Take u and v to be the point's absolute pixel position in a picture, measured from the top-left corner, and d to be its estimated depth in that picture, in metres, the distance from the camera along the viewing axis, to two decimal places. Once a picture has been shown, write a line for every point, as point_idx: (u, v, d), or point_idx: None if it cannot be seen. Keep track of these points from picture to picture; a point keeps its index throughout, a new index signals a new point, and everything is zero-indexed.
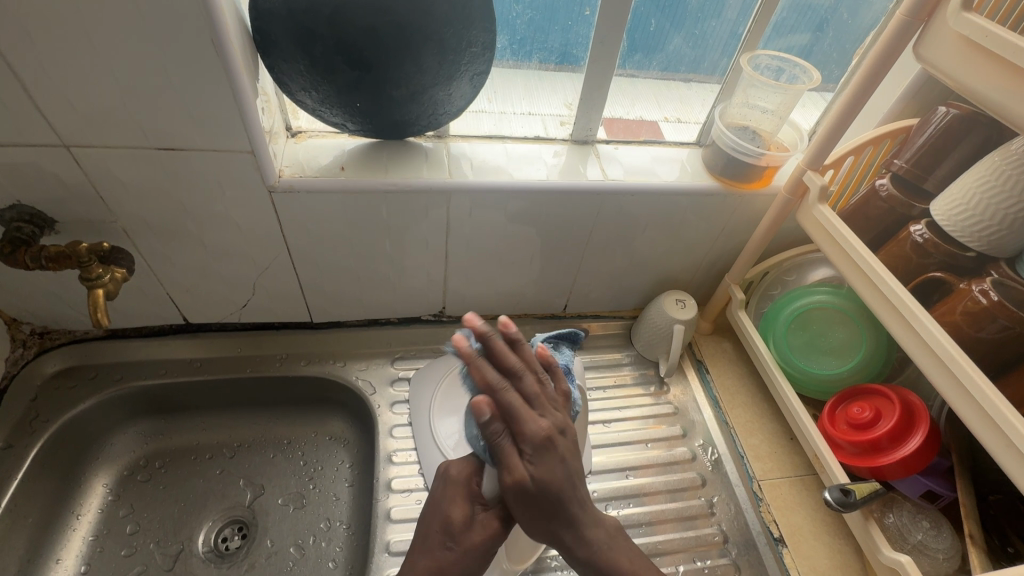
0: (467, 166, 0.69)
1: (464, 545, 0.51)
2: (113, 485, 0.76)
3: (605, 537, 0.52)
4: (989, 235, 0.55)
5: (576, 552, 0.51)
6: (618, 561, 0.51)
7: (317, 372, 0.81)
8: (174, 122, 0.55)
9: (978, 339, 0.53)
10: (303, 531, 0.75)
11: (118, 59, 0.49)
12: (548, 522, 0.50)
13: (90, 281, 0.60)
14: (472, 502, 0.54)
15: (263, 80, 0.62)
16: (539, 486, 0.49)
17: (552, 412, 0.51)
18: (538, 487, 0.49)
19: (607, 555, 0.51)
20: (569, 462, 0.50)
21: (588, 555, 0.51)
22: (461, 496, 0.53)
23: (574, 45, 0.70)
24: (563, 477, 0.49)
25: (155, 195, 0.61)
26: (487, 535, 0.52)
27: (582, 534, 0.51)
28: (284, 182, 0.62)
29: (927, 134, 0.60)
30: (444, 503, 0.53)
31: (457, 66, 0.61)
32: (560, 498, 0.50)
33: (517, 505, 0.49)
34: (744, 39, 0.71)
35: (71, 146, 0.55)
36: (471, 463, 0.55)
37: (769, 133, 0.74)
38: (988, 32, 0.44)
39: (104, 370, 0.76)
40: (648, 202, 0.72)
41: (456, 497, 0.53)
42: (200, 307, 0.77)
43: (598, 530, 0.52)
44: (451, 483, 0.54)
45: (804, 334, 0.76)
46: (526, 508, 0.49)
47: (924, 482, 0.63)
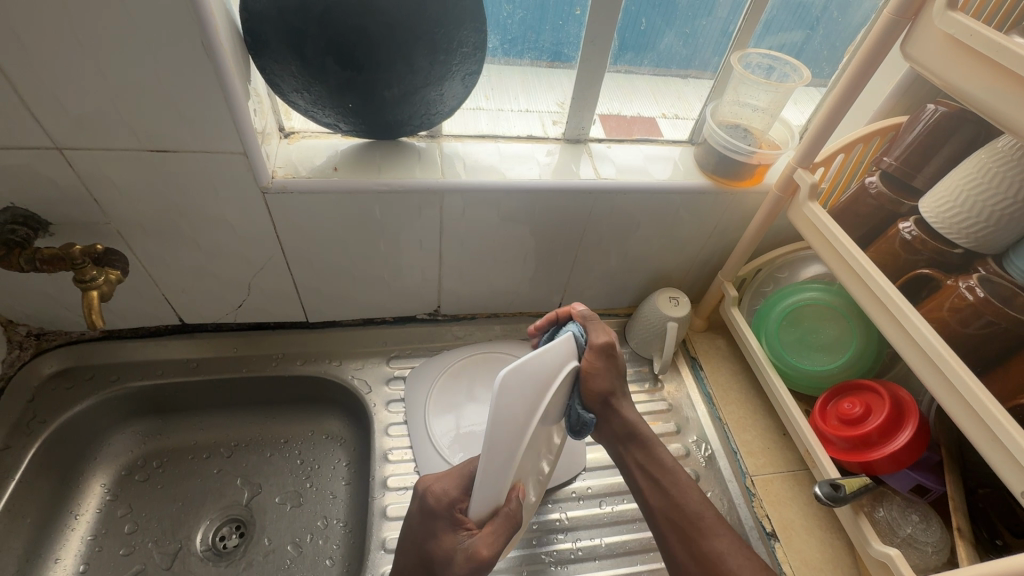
0: (460, 166, 0.69)
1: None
2: (111, 485, 0.76)
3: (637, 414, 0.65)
4: (976, 232, 0.55)
5: (614, 417, 0.64)
6: (642, 431, 0.64)
7: (312, 372, 0.82)
8: (167, 124, 0.55)
9: (963, 335, 0.53)
10: (300, 529, 0.76)
11: (109, 62, 0.49)
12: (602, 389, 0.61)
13: (85, 282, 0.60)
14: (456, 529, 0.56)
15: (255, 82, 0.62)
16: (608, 361, 0.61)
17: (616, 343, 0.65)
18: (601, 370, 0.61)
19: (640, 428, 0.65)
20: (619, 364, 0.63)
21: (632, 422, 0.64)
22: (445, 526, 0.56)
23: (566, 44, 0.70)
24: (618, 372, 0.63)
25: (149, 197, 0.62)
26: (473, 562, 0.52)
27: (624, 407, 0.64)
28: (277, 182, 0.63)
29: (916, 131, 0.60)
30: (426, 537, 0.57)
31: (448, 66, 0.61)
32: (606, 398, 0.61)
33: (592, 370, 0.60)
34: (735, 37, 0.71)
35: (64, 149, 0.55)
36: (450, 488, 0.59)
37: (760, 130, 0.74)
38: (973, 31, 0.44)
39: (101, 371, 0.77)
40: (640, 200, 0.73)
41: (443, 528, 0.56)
42: (196, 307, 0.77)
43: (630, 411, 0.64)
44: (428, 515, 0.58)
45: (796, 330, 0.76)
46: (589, 388, 0.58)
47: (914, 476, 0.64)
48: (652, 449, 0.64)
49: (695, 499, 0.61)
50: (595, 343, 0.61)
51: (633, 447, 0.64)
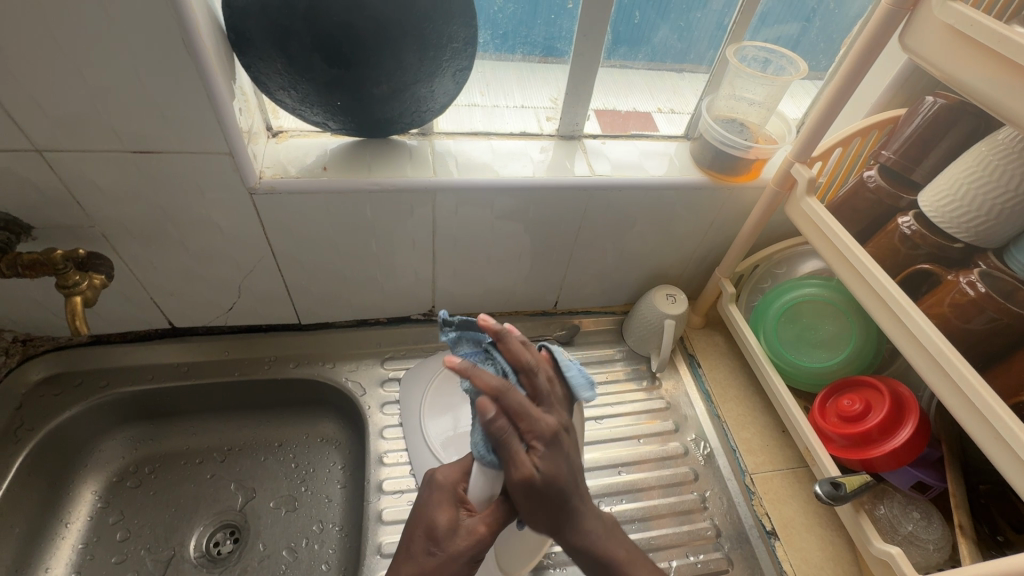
0: (453, 163, 0.68)
1: (448, 551, 0.47)
2: (102, 492, 0.75)
3: (603, 529, 0.49)
4: (976, 226, 0.54)
5: (570, 543, 0.48)
6: (616, 553, 0.49)
7: (306, 374, 0.80)
8: (150, 124, 0.54)
9: (966, 330, 0.53)
10: (296, 534, 0.75)
11: (87, 61, 0.48)
12: (551, 511, 0.47)
13: (67, 288, 0.59)
14: (460, 506, 0.51)
15: (241, 80, 0.61)
16: (547, 480, 0.46)
17: (558, 414, 0.49)
18: (547, 481, 0.46)
19: (602, 546, 0.49)
20: (574, 456, 0.49)
21: (580, 544, 0.48)
22: (448, 501, 0.50)
23: (559, 39, 0.69)
24: (570, 473, 0.47)
25: (134, 199, 0.60)
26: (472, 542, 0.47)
27: (581, 525, 0.48)
28: (265, 183, 0.61)
29: (914, 125, 0.59)
30: (430, 508, 0.50)
31: (438, 62, 0.60)
32: (564, 494, 0.47)
33: (528, 501, 0.46)
34: (730, 30, 0.70)
35: (44, 152, 0.54)
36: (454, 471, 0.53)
37: (757, 125, 0.73)
38: (974, 21, 0.43)
39: (90, 377, 0.76)
40: (636, 196, 0.72)
41: (443, 501, 0.50)
42: (185, 311, 0.76)
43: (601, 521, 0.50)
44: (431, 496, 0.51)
45: (794, 327, 0.76)
46: (534, 505, 0.46)
47: (915, 473, 0.63)
48: (621, 572, 0.48)
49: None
50: (542, 425, 0.47)
51: (567, 533, 0.48)
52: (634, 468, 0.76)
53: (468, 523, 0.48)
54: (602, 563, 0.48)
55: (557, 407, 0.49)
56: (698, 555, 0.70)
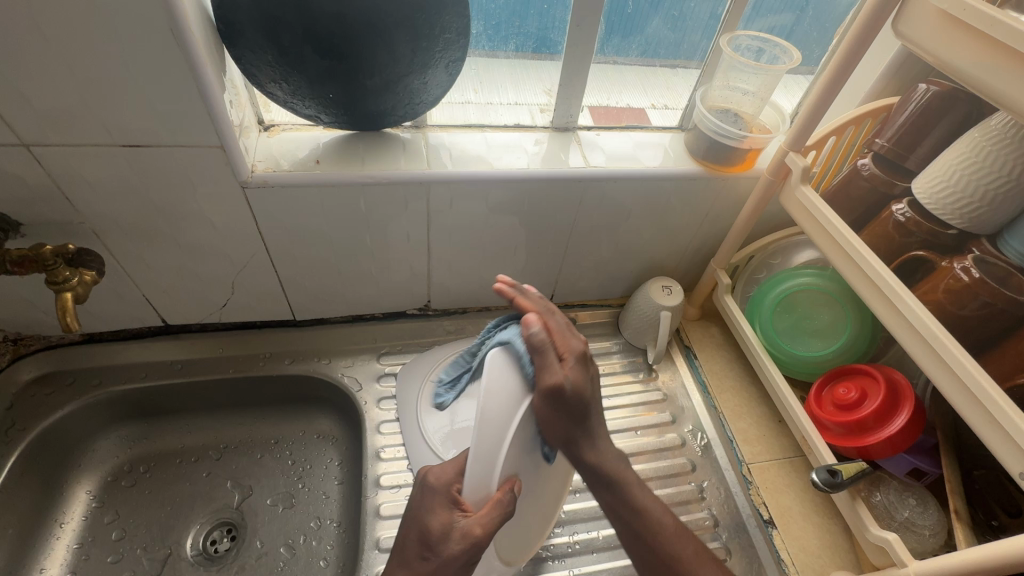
0: (447, 156, 0.68)
1: (443, 555, 0.49)
2: (97, 491, 0.74)
3: (611, 449, 0.55)
4: (970, 212, 0.55)
5: (584, 459, 0.54)
6: (619, 469, 0.55)
7: (301, 371, 0.80)
8: (139, 118, 0.53)
9: (960, 317, 0.53)
10: (293, 530, 0.75)
11: (72, 51, 0.47)
12: (568, 422, 0.51)
13: (57, 284, 0.58)
14: (453, 507, 0.50)
15: (231, 72, 0.60)
16: (573, 391, 0.49)
17: (574, 338, 0.53)
18: (575, 393, 0.49)
19: (610, 464, 0.55)
20: (593, 382, 0.53)
21: (595, 460, 0.54)
22: (441, 503, 0.51)
23: (552, 29, 0.69)
24: (590, 391, 0.52)
25: (124, 194, 0.59)
26: (466, 544, 0.48)
27: (593, 442, 0.54)
28: (257, 177, 0.61)
29: (908, 112, 0.59)
30: (423, 511, 0.52)
31: (431, 53, 0.59)
32: (586, 408, 0.51)
33: (551, 409, 0.48)
34: (723, 20, 0.70)
35: (31, 146, 0.53)
36: (449, 469, 0.54)
37: (751, 115, 0.73)
38: (966, 5, 0.43)
39: (83, 376, 0.75)
40: (631, 187, 0.71)
41: (437, 504, 0.51)
42: (178, 308, 0.75)
43: (605, 445, 0.55)
44: (428, 492, 0.53)
45: (790, 316, 0.76)
46: (554, 416, 0.49)
47: (910, 460, 0.63)
48: (628, 490, 0.55)
49: (668, 521, 0.56)
50: (573, 345, 0.52)
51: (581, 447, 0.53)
52: (632, 459, 0.76)
53: (462, 525, 0.48)
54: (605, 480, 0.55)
55: (579, 367, 0.51)
56: None
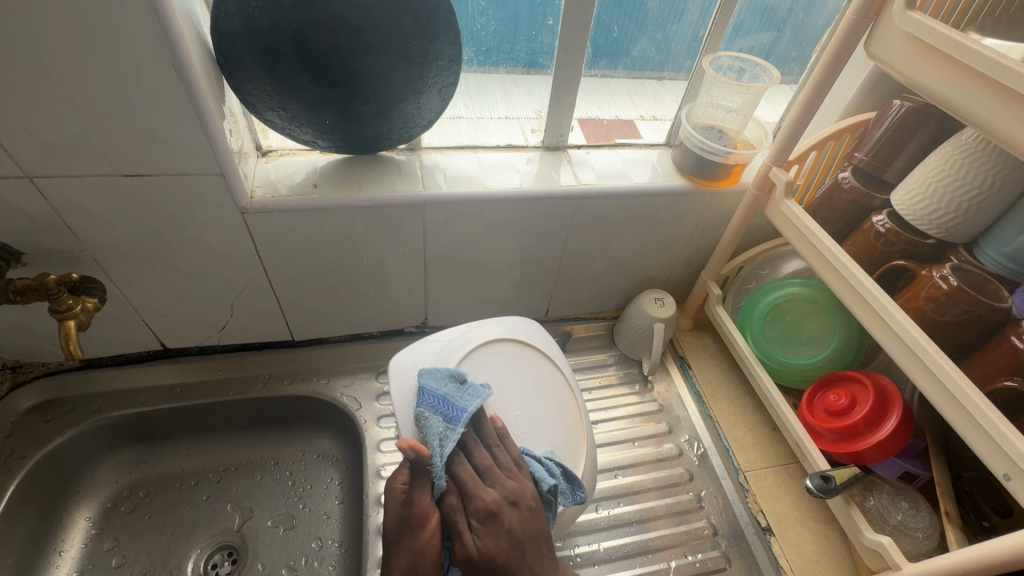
0: (441, 177, 0.70)
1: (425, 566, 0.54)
2: (96, 518, 0.74)
3: (536, 518, 0.58)
4: (946, 222, 0.57)
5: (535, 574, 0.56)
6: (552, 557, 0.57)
7: (300, 391, 0.80)
8: (141, 149, 0.54)
9: (941, 323, 0.55)
10: (294, 552, 0.74)
11: (77, 85, 0.49)
12: (502, 542, 0.55)
13: (61, 312, 0.59)
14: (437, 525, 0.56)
15: (230, 101, 0.61)
16: (523, 463, 0.61)
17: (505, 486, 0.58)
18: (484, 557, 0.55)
19: (531, 537, 0.57)
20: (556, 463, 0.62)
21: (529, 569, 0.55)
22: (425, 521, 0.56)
23: (540, 53, 0.71)
24: (543, 469, 0.61)
25: (125, 221, 0.60)
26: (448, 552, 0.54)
27: (541, 551, 0.57)
28: (256, 203, 0.62)
29: (884, 127, 0.62)
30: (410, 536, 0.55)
31: (424, 79, 0.61)
32: (508, 562, 0.55)
33: (515, 471, 0.59)
34: (705, 42, 0.72)
35: (34, 177, 0.54)
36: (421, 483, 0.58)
37: (735, 131, 0.76)
38: (932, 28, 0.45)
39: (81, 402, 0.75)
40: (621, 204, 0.73)
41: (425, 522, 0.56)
42: (178, 332, 0.76)
43: (524, 527, 0.57)
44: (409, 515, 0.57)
45: (780, 325, 0.78)
46: (512, 472, 0.59)
47: (900, 463, 0.65)
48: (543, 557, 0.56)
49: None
50: (480, 500, 0.56)
51: (529, 557, 0.56)
52: (631, 470, 0.77)
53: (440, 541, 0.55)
54: (571, 538, 0.58)
55: (504, 484, 0.58)
56: (697, 554, 0.71)
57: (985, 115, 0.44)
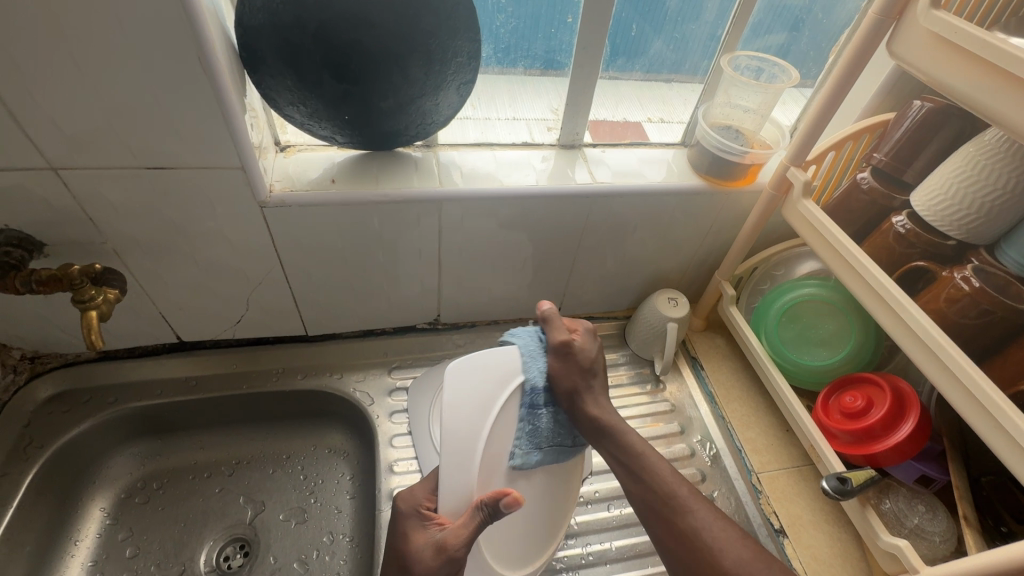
0: (458, 174, 0.70)
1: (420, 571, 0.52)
2: (110, 508, 0.75)
3: (608, 414, 0.64)
4: (967, 224, 0.56)
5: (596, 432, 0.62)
6: (633, 443, 0.63)
7: (313, 385, 0.81)
8: (164, 142, 0.55)
9: (961, 324, 0.54)
10: (306, 546, 0.75)
11: (105, 79, 0.49)
12: (572, 379, 0.63)
13: (83, 303, 0.59)
14: (427, 524, 0.55)
15: (250, 96, 0.62)
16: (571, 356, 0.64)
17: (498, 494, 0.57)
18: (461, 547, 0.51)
19: (623, 436, 0.63)
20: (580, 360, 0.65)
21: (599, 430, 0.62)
22: (415, 524, 0.55)
23: (558, 52, 0.71)
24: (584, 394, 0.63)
25: (145, 214, 0.61)
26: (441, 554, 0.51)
27: (603, 408, 0.64)
28: (275, 197, 0.63)
29: (903, 128, 0.61)
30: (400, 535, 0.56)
31: (443, 76, 0.62)
32: (579, 384, 0.63)
33: (558, 360, 0.63)
34: (723, 41, 0.72)
35: (58, 169, 0.55)
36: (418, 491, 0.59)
37: (752, 131, 0.76)
38: (958, 27, 0.45)
39: (98, 394, 0.76)
40: (637, 202, 0.73)
41: (414, 524, 0.56)
42: (194, 325, 0.76)
43: (600, 410, 0.63)
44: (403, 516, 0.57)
45: (794, 326, 0.77)
46: (563, 368, 0.63)
47: (919, 466, 0.64)
48: (642, 460, 0.61)
49: (664, 469, 0.61)
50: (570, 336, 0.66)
51: (605, 443, 0.63)
52: None
53: (437, 539, 0.52)
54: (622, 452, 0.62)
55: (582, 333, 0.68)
56: None
57: (1012, 114, 0.43)
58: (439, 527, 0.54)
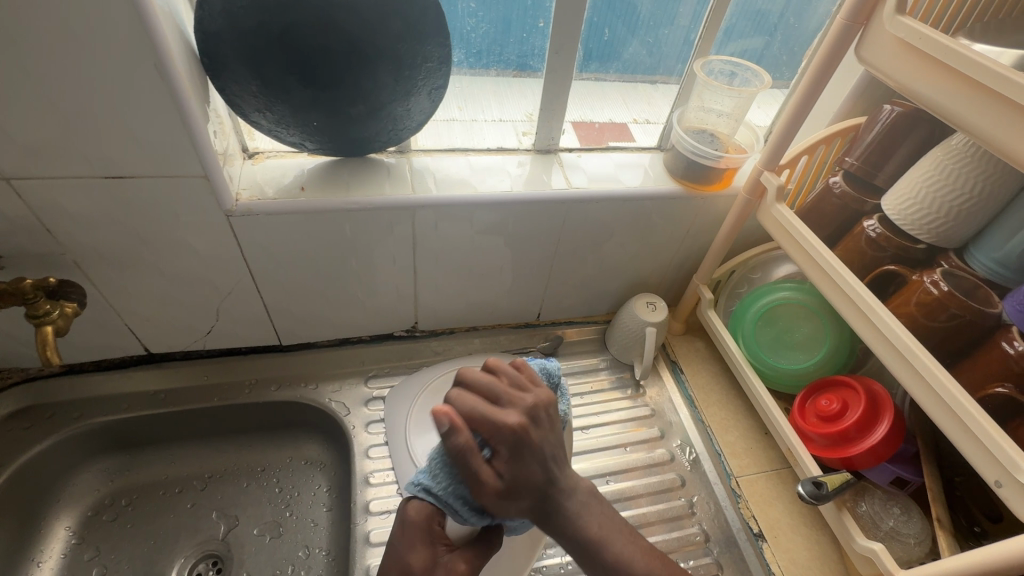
0: (431, 180, 0.69)
1: None
2: (77, 527, 0.72)
3: (587, 496, 0.48)
4: (936, 227, 0.57)
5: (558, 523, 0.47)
6: (593, 528, 0.47)
7: (287, 396, 0.79)
8: (123, 151, 0.53)
9: (932, 328, 0.55)
10: (281, 561, 0.73)
11: (56, 86, 0.47)
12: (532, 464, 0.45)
13: (38, 317, 0.57)
14: (434, 543, 0.47)
15: (215, 102, 0.60)
16: (510, 488, 0.44)
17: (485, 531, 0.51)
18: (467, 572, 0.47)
19: (586, 524, 0.47)
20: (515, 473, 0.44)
21: (573, 520, 0.46)
22: (421, 541, 0.46)
23: (531, 56, 0.71)
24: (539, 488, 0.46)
25: (105, 224, 0.59)
26: None
27: (566, 509, 0.47)
28: (242, 205, 0.61)
29: (874, 132, 0.62)
30: (399, 548, 0.46)
31: (413, 82, 0.61)
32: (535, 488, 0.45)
33: (509, 458, 0.44)
34: (696, 45, 0.72)
35: (11, 179, 0.53)
36: (430, 498, 0.48)
37: (727, 135, 0.75)
38: (923, 34, 0.45)
39: (62, 409, 0.73)
40: (614, 207, 0.73)
41: (416, 543, 0.46)
42: (162, 336, 0.74)
43: (578, 501, 0.47)
44: (408, 527, 0.46)
45: (772, 329, 0.78)
46: (508, 506, 0.45)
47: (892, 469, 0.64)
48: (600, 546, 0.46)
49: (640, 566, 0.47)
50: (501, 425, 0.44)
51: (553, 524, 0.47)
52: (622, 476, 0.77)
53: (446, 561, 0.47)
54: (586, 549, 0.46)
55: (524, 397, 0.46)
56: (689, 561, 0.70)
57: (975, 120, 0.44)
58: (447, 550, 0.48)
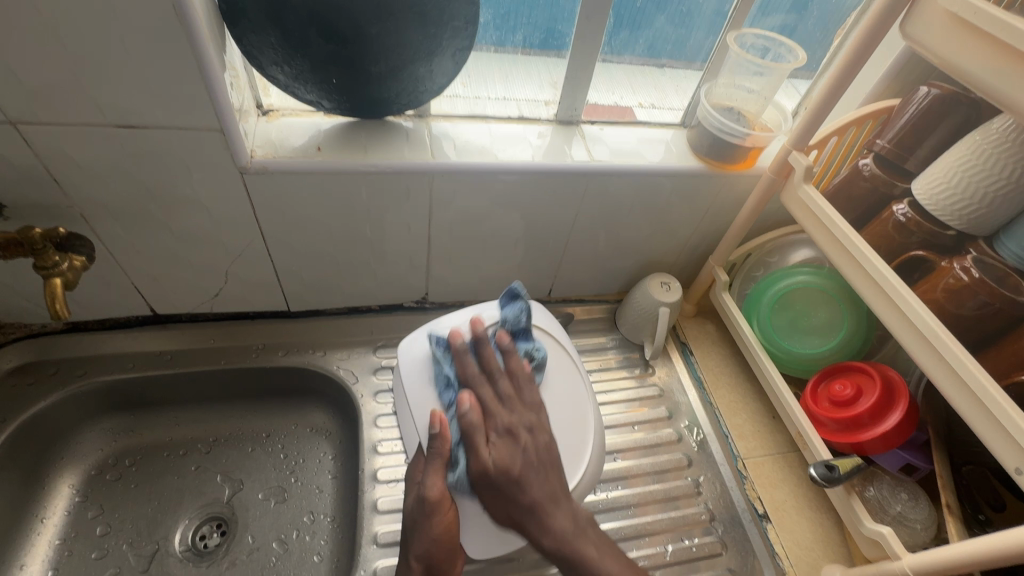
0: (450, 147, 0.67)
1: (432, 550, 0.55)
2: (80, 485, 0.72)
3: (570, 526, 0.57)
4: (968, 214, 0.56)
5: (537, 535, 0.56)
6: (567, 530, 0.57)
7: (295, 362, 0.78)
8: (136, 98, 0.51)
9: (959, 315, 0.54)
10: (286, 525, 0.73)
11: (66, 24, 0.45)
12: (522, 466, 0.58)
13: (46, 269, 0.56)
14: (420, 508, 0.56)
15: (230, 53, 0.58)
16: (498, 470, 0.57)
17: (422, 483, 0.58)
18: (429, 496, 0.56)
19: (569, 543, 0.56)
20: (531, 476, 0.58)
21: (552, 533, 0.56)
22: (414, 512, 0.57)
23: (560, 21, 0.68)
24: (518, 462, 0.58)
25: (114, 176, 0.57)
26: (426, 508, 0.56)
27: (544, 524, 0.56)
28: (256, 163, 0.59)
29: (909, 114, 0.60)
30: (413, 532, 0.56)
31: (438, 42, 0.58)
32: (519, 480, 0.57)
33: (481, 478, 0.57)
34: (729, 17, 0.70)
35: (17, 123, 0.50)
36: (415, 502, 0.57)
37: (754, 113, 0.74)
38: (977, 8, 0.43)
39: (65, 366, 0.72)
40: (635, 182, 0.71)
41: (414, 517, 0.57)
42: (169, 297, 0.73)
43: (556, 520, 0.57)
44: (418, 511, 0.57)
45: (787, 314, 0.77)
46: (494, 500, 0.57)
47: (903, 455, 0.65)
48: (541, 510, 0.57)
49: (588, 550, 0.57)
50: (499, 422, 0.60)
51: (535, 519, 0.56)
52: (626, 454, 0.77)
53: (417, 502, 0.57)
54: (530, 513, 0.56)
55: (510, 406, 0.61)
56: (691, 539, 0.71)
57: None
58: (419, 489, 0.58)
